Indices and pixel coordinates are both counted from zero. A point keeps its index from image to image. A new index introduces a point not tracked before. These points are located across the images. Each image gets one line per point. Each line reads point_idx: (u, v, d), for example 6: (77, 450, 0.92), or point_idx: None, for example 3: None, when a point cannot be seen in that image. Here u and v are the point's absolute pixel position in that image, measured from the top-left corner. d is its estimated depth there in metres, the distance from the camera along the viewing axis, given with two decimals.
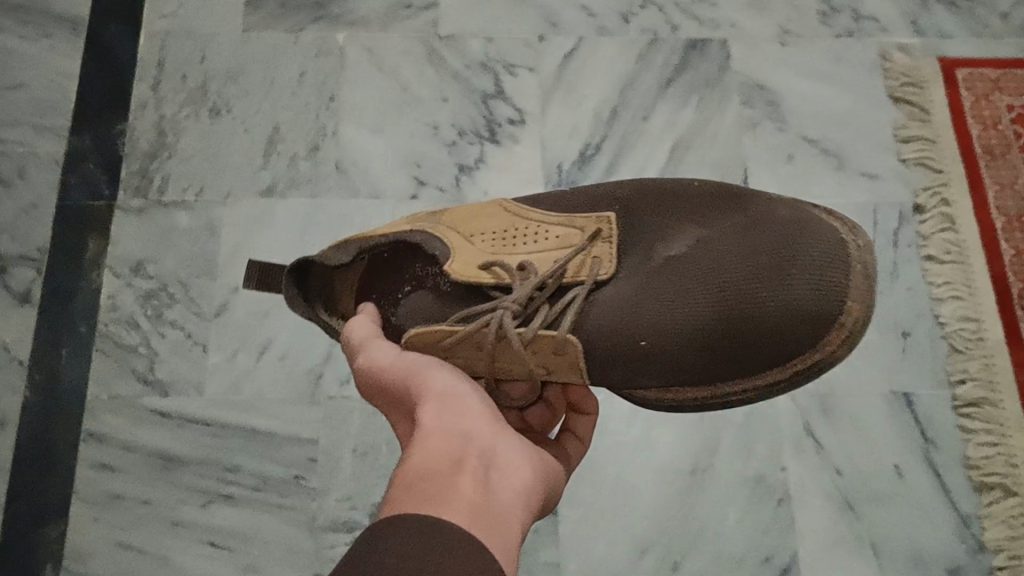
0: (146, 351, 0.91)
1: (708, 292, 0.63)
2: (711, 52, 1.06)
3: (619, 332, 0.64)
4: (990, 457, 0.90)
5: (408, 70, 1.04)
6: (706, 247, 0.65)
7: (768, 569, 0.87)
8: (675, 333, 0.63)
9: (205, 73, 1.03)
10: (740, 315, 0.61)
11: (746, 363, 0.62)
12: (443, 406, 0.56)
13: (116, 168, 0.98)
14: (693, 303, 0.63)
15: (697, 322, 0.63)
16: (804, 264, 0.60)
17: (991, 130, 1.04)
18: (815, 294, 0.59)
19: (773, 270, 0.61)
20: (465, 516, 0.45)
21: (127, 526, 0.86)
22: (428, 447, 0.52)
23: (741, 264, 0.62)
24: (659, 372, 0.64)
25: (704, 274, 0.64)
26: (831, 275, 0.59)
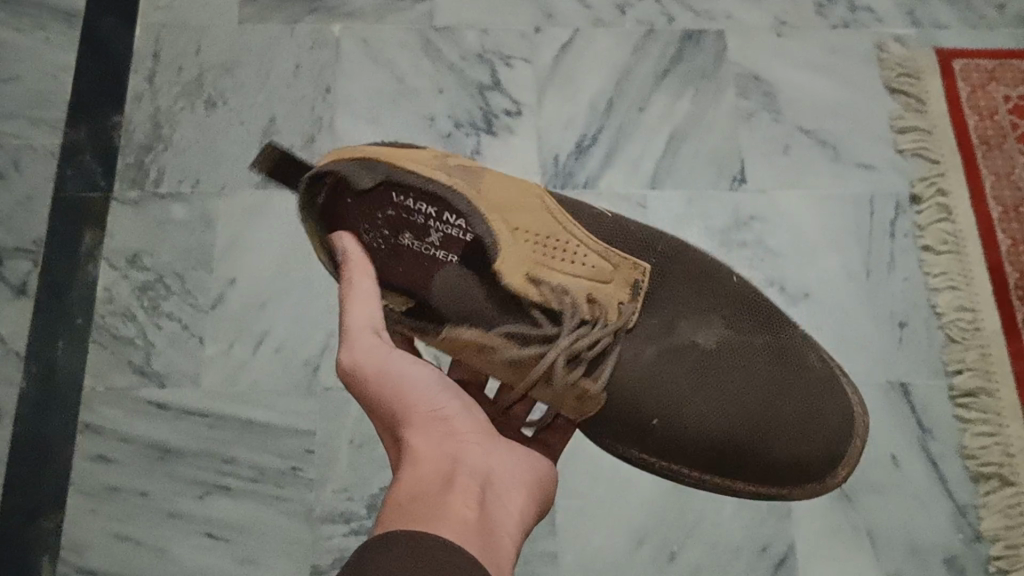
0: (143, 342, 0.91)
1: (719, 405, 0.70)
2: (706, 43, 1.06)
3: (641, 427, 0.70)
4: (986, 447, 0.90)
5: (404, 62, 1.04)
6: (715, 363, 0.71)
7: (764, 560, 0.86)
8: (687, 435, 0.70)
9: (200, 65, 1.02)
10: (740, 439, 0.70)
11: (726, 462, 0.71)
12: (427, 432, 0.58)
13: (111, 160, 0.98)
14: (704, 403, 0.70)
15: (699, 432, 0.70)
16: (801, 421, 0.71)
17: (988, 121, 1.03)
18: (802, 441, 0.71)
19: (795, 406, 0.71)
20: (462, 525, 0.48)
21: (124, 518, 0.86)
22: (418, 472, 0.54)
23: (767, 384, 0.72)
24: (654, 447, 0.71)
25: (716, 386, 0.71)
26: (832, 423, 0.73)
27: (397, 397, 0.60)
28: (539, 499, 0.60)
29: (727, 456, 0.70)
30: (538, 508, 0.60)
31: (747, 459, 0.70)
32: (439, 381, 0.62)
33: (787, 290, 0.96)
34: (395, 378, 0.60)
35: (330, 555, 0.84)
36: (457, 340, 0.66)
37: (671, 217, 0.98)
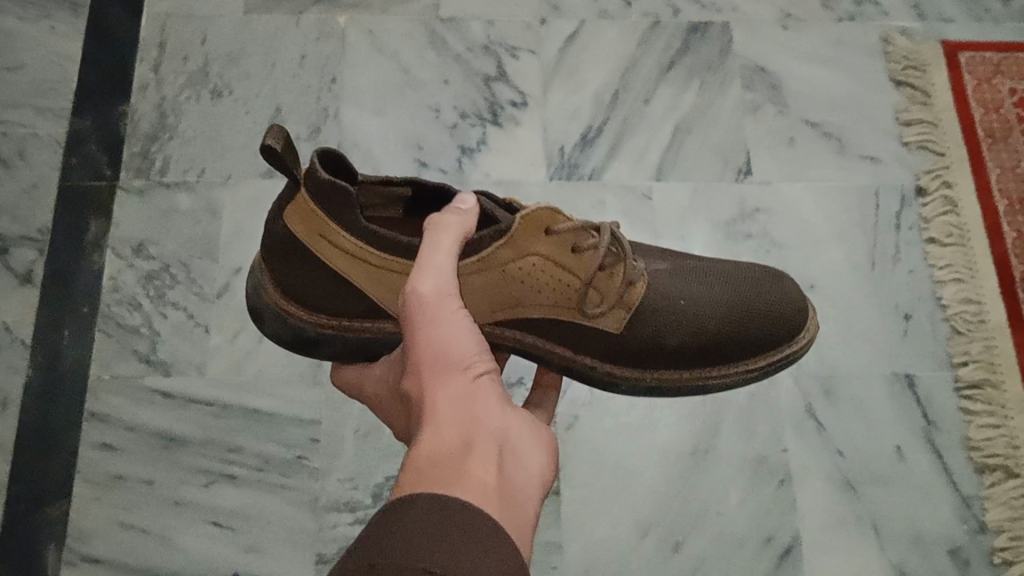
0: (148, 331, 0.91)
1: (719, 283, 0.66)
2: (711, 35, 1.06)
3: (660, 314, 0.64)
4: (991, 438, 0.90)
5: (410, 52, 1.04)
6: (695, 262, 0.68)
7: (769, 550, 0.86)
8: (703, 307, 0.64)
9: (206, 55, 1.03)
10: (749, 297, 0.66)
11: (754, 330, 0.65)
12: (448, 386, 0.52)
13: (117, 150, 0.98)
14: (707, 285, 0.66)
15: (712, 304, 0.65)
16: (784, 287, 0.68)
17: (993, 114, 1.03)
18: (791, 296, 0.68)
19: (762, 271, 0.69)
20: (482, 496, 0.44)
21: (129, 506, 0.85)
22: (438, 431, 0.49)
23: (732, 264, 0.69)
24: (688, 330, 0.63)
25: (709, 274, 0.67)
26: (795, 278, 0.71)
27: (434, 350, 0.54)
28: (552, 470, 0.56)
29: (745, 322, 0.64)
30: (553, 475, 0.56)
31: (762, 323, 0.65)
32: (472, 333, 0.56)
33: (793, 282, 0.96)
34: (442, 336, 0.55)
35: (335, 544, 0.84)
36: (530, 219, 0.59)
37: (678, 207, 0.97)
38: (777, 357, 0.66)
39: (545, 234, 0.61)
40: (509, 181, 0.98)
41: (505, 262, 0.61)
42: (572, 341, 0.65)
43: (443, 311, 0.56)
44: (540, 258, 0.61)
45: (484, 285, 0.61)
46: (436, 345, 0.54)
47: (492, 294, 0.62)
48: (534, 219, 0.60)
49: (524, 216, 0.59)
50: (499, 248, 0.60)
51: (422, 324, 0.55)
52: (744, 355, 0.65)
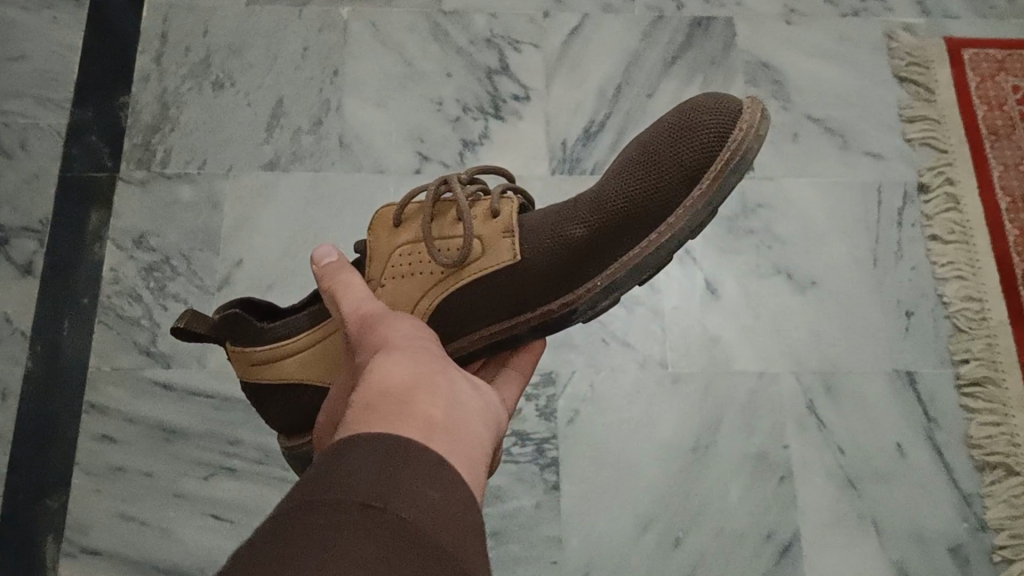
0: (149, 323, 0.90)
1: (620, 160, 0.62)
2: (716, 29, 1.06)
3: (556, 223, 0.61)
4: (992, 436, 0.90)
5: (412, 45, 1.04)
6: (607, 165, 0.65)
7: (770, 546, 0.86)
8: (604, 187, 0.61)
9: (208, 46, 1.02)
10: (648, 143, 0.61)
11: (656, 169, 0.59)
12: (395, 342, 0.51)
13: (118, 141, 0.98)
14: (615, 167, 0.62)
15: (611, 179, 0.61)
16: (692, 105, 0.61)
17: (996, 111, 1.03)
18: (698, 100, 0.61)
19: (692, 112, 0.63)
20: (424, 424, 0.43)
21: (129, 498, 0.85)
22: (384, 370, 0.47)
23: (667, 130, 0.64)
24: (591, 215, 0.60)
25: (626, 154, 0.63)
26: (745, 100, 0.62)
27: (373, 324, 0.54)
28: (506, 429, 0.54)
29: (646, 160, 0.60)
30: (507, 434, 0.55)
31: (667, 143, 0.59)
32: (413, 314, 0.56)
33: (794, 277, 0.96)
34: (390, 322, 0.55)
35: None
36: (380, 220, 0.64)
37: None
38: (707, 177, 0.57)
39: (396, 227, 0.64)
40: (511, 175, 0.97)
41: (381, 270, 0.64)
42: (515, 300, 0.62)
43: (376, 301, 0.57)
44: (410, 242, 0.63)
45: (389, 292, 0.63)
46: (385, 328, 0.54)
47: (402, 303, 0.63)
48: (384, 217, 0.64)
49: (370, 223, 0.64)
50: (370, 263, 0.64)
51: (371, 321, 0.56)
52: (671, 181, 0.58)
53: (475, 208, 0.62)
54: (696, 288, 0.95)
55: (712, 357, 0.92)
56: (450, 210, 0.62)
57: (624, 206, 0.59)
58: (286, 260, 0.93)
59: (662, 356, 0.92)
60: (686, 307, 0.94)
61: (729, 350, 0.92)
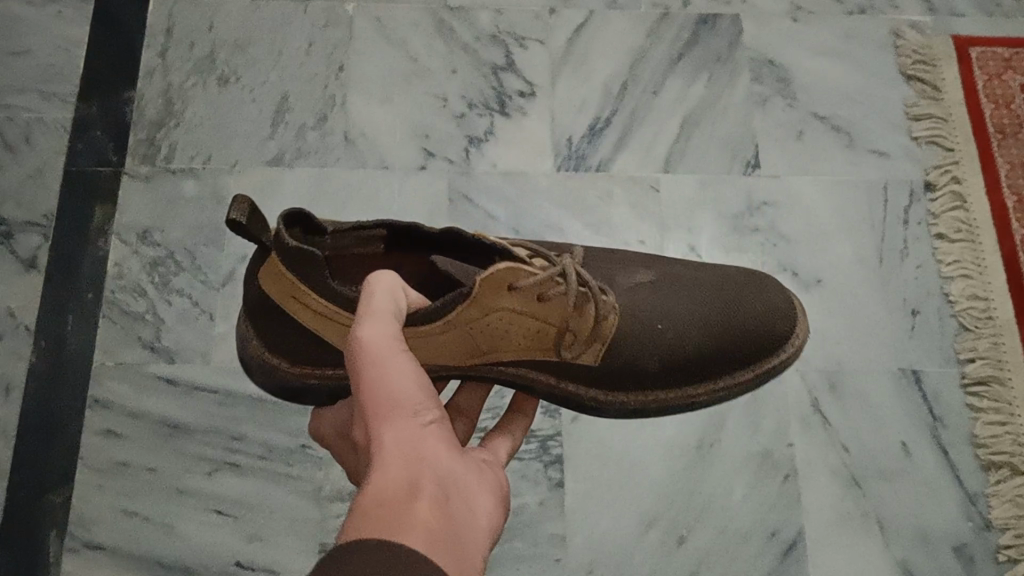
0: (153, 318, 0.90)
1: (700, 295, 0.68)
2: (721, 27, 1.06)
3: (638, 343, 0.65)
4: (998, 436, 0.90)
5: (418, 42, 1.04)
6: (671, 274, 0.69)
7: (774, 545, 0.86)
8: (681, 326, 0.66)
9: (213, 42, 1.02)
10: (723, 310, 0.67)
11: (731, 344, 0.66)
12: (397, 425, 0.48)
13: (122, 136, 0.97)
14: (684, 300, 0.67)
15: (691, 319, 0.66)
16: (766, 289, 0.70)
17: (1003, 109, 1.03)
18: (776, 298, 0.69)
19: (739, 279, 0.70)
20: (426, 541, 0.41)
21: (133, 494, 0.85)
22: (385, 471, 0.45)
23: (710, 275, 0.70)
24: (666, 354, 0.65)
25: (686, 285, 0.68)
26: (780, 289, 0.71)
27: (373, 389, 0.50)
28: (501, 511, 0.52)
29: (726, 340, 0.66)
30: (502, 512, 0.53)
31: (749, 330, 0.67)
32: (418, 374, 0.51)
33: (799, 275, 0.95)
34: (390, 374, 0.50)
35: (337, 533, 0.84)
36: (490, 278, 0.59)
37: (685, 198, 0.97)
38: (755, 376, 0.67)
39: (507, 290, 0.60)
40: (516, 172, 0.97)
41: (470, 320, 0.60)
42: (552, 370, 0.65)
43: (386, 350, 0.51)
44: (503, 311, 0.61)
45: (452, 340, 0.61)
46: (380, 386, 0.50)
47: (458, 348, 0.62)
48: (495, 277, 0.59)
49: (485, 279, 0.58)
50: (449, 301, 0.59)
51: (366, 364, 0.51)
52: (730, 365, 0.67)
53: (586, 308, 0.63)
54: None
55: None
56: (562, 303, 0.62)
57: (690, 362, 0.66)
58: None
59: None
60: None
61: None
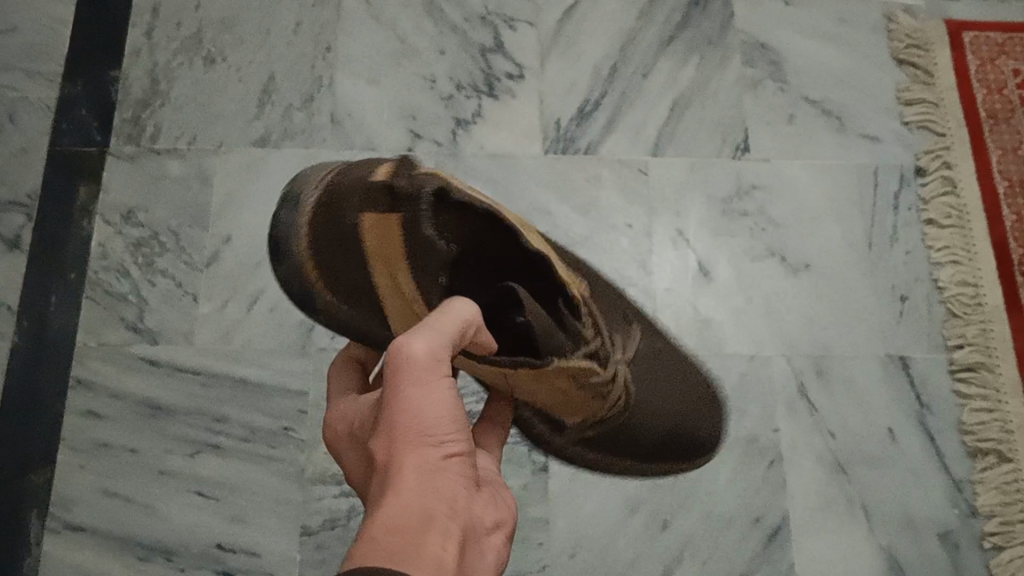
0: (136, 299, 0.90)
1: (683, 393, 0.77)
2: (713, 9, 1.05)
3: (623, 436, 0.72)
4: (985, 423, 0.89)
5: (407, 22, 1.03)
6: (651, 349, 0.76)
7: (758, 531, 0.85)
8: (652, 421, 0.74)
9: (200, 21, 1.01)
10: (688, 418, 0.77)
11: (678, 446, 0.77)
12: (423, 452, 0.46)
13: (106, 115, 0.97)
14: (670, 392, 0.75)
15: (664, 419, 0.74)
16: (714, 415, 0.82)
17: (996, 94, 1.02)
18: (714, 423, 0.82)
19: (702, 392, 0.80)
20: None
21: (114, 475, 0.84)
22: (403, 496, 0.43)
23: (688, 366, 0.79)
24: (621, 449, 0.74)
25: (676, 376, 0.77)
26: (714, 424, 0.81)
27: (409, 407, 0.47)
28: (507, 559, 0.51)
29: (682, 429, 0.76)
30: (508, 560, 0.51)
31: (695, 437, 0.78)
32: (458, 405, 0.48)
33: (788, 260, 0.95)
34: (425, 399, 0.47)
35: (320, 515, 0.83)
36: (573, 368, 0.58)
37: (674, 182, 0.97)
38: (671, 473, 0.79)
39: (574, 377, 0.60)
40: (504, 155, 0.97)
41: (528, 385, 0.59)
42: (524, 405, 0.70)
43: (434, 374, 0.48)
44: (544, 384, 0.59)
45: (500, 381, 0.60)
46: (413, 408, 0.47)
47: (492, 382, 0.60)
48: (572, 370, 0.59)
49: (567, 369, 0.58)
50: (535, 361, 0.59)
51: (408, 381, 0.47)
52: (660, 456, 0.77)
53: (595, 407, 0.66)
54: (689, 269, 0.94)
55: (703, 340, 0.91)
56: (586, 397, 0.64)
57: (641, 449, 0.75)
58: None
59: None
60: (679, 289, 0.93)
61: (721, 332, 0.91)
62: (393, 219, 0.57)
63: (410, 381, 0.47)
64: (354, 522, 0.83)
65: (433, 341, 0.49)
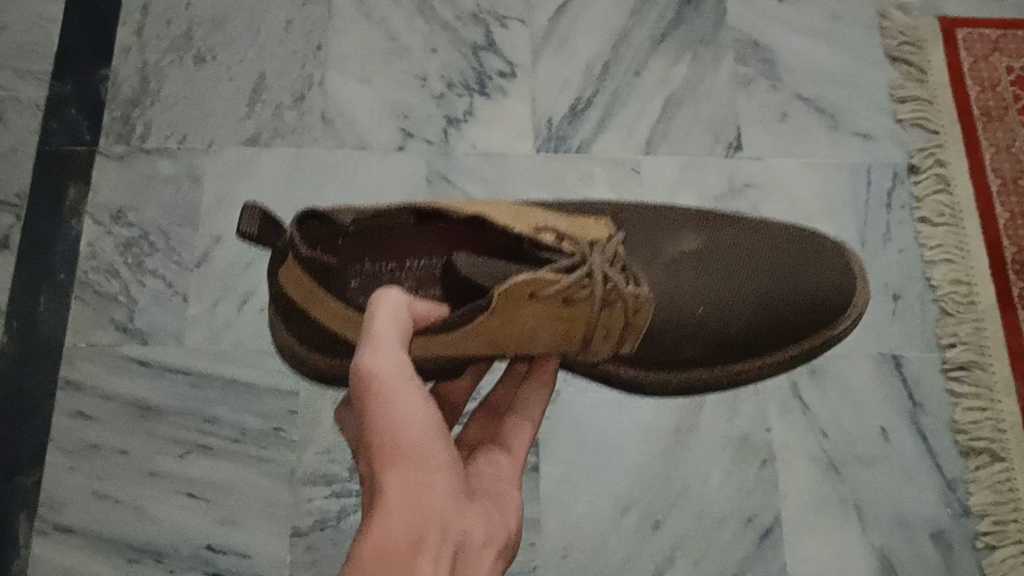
0: (126, 299, 0.89)
1: (739, 271, 0.72)
2: (706, 7, 1.04)
3: (690, 337, 0.70)
4: (978, 422, 0.89)
5: (398, 20, 1.02)
6: (721, 243, 0.73)
7: (750, 531, 0.85)
8: (723, 313, 0.70)
9: (190, 19, 1.01)
10: (769, 296, 0.71)
11: (783, 324, 0.71)
12: (411, 469, 0.47)
13: (96, 114, 0.96)
14: (730, 281, 0.71)
15: (737, 301, 0.70)
16: (823, 263, 0.73)
17: (989, 92, 1.02)
18: (832, 275, 0.73)
19: (790, 257, 0.73)
20: None
21: (104, 476, 0.84)
22: (388, 519, 0.45)
23: (762, 246, 0.74)
24: (704, 342, 0.70)
25: (731, 262, 0.72)
26: (841, 263, 0.74)
27: (385, 419, 0.48)
28: (506, 543, 0.53)
29: (778, 296, 0.71)
30: (510, 538, 0.54)
31: (812, 294, 0.71)
32: (435, 416, 0.50)
33: None
34: (400, 411, 0.49)
35: (311, 516, 0.83)
36: (511, 292, 0.59)
37: (666, 180, 0.96)
38: (808, 347, 0.72)
39: (530, 297, 0.61)
40: (496, 153, 0.96)
41: (491, 326, 0.61)
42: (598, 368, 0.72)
43: (400, 384, 0.50)
44: (526, 315, 0.62)
45: (475, 340, 0.62)
46: (393, 421, 0.48)
47: (474, 344, 0.63)
48: (514, 290, 0.60)
49: (505, 292, 0.59)
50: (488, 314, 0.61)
51: (375, 396, 0.49)
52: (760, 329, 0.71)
53: (612, 310, 0.65)
54: None
55: None
56: (583, 308, 0.64)
57: (732, 333, 0.70)
58: None
59: None
60: None
61: None
62: (308, 278, 0.60)
63: (382, 394, 0.49)
64: (345, 523, 0.83)
65: (391, 358, 0.51)
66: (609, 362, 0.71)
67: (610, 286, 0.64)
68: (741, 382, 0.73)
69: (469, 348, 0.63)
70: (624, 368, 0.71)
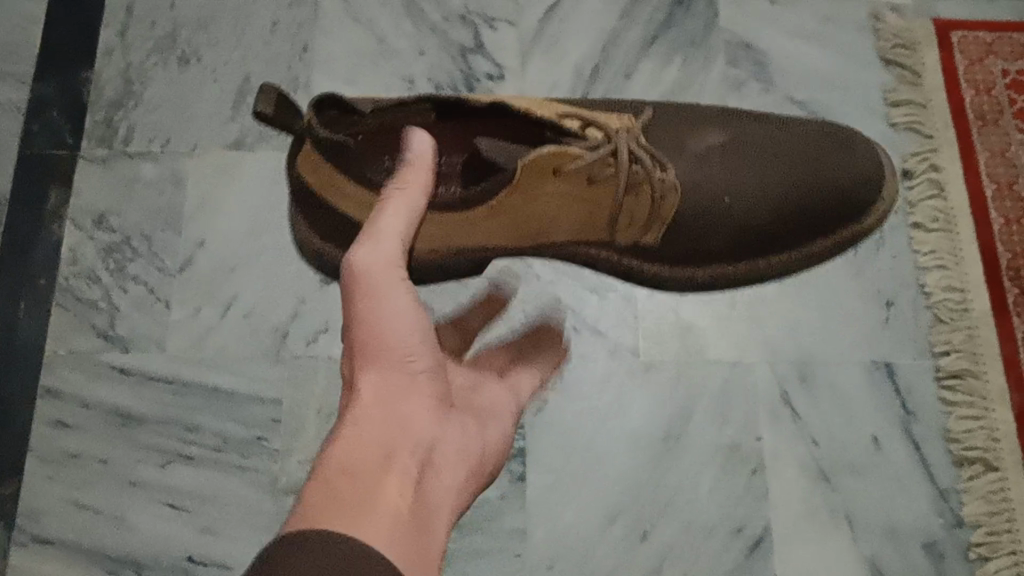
0: (107, 305, 0.88)
1: (779, 156, 0.69)
2: (697, 10, 1.03)
3: (715, 226, 0.67)
4: (971, 431, 0.88)
5: (386, 21, 1.01)
6: (746, 139, 0.69)
7: (739, 541, 0.84)
8: (763, 185, 0.68)
9: (174, 20, 0.99)
10: (799, 195, 0.68)
11: (813, 214, 0.68)
12: (389, 373, 0.49)
13: (79, 117, 0.95)
14: (763, 169, 0.68)
15: (769, 185, 0.68)
16: (861, 149, 0.71)
17: (984, 96, 1.00)
18: (869, 158, 0.71)
19: (824, 141, 0.71)
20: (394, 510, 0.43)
21: (84, 486, 0.83)
22: (358, 427, 0.46)
23: (793, 140, 0.70)
24: (732, 229, 0.67)
25: (772, 152, 0.69)
26: (872, 153, 0.72)
27: (369, 331, 0.50)
28: (486, 470, 0.54)
29: (818, 181, 0.68)
30: (490, 464, 0.55)
31: (841, 184, 0.69)
32: (421, 317, 0.51)
33: None
34: (383, 313, 0.50)
35: None
36: (538, 163, 0.59)
37: None
38: (835, 240, 0.70)
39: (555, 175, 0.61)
40: None
41: (514, 204, 0.62)
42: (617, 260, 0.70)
43: (386, 279, 0.51)
44: (550, 191, 0.62)
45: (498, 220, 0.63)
46: (375, 325, 0.50)
47: (496, 226, 0.64)
48: (541, 162, 0.60)
49: (531, 161, 0.59)
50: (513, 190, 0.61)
51: (358, 293, 0.51)
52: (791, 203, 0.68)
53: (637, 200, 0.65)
54: None
55: (685, 345, 0.89)
56: (608, 186, 0.63)
57: (767, 199, 0.67)
58: (251, 242, 0.90)
59: (634, 344, 0.89)
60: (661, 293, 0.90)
61: (703, 337, 0.89)
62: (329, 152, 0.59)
63: (366, 306, 0.50)
64: None
65: (384, 248, 0.52)
66: (630, 257, 0.70)
67: (636, 165, 0.63)
68: (763, 278, 0.72)
69: (495, 232, 0.65)
70: (649, 267, 0.70)
